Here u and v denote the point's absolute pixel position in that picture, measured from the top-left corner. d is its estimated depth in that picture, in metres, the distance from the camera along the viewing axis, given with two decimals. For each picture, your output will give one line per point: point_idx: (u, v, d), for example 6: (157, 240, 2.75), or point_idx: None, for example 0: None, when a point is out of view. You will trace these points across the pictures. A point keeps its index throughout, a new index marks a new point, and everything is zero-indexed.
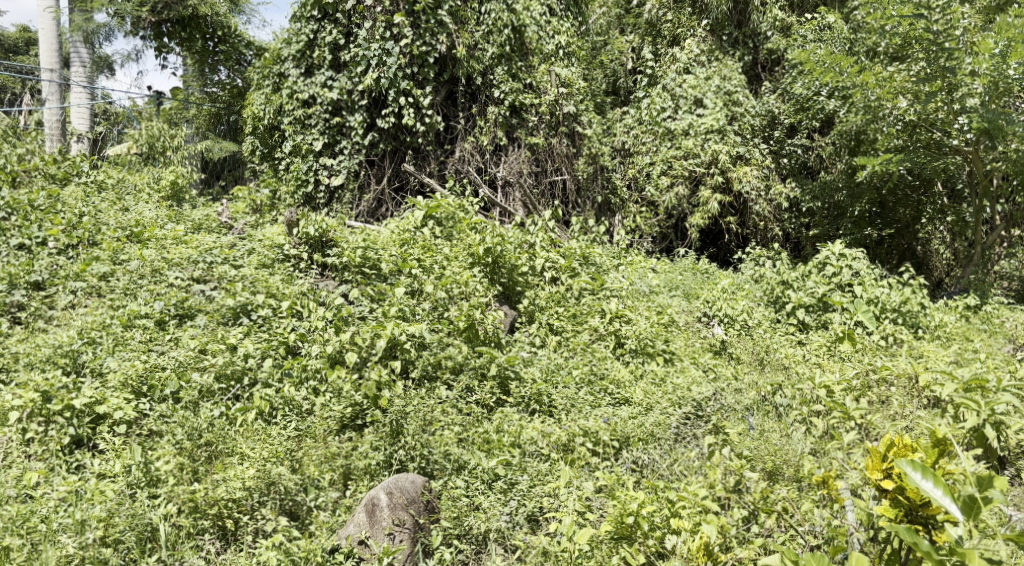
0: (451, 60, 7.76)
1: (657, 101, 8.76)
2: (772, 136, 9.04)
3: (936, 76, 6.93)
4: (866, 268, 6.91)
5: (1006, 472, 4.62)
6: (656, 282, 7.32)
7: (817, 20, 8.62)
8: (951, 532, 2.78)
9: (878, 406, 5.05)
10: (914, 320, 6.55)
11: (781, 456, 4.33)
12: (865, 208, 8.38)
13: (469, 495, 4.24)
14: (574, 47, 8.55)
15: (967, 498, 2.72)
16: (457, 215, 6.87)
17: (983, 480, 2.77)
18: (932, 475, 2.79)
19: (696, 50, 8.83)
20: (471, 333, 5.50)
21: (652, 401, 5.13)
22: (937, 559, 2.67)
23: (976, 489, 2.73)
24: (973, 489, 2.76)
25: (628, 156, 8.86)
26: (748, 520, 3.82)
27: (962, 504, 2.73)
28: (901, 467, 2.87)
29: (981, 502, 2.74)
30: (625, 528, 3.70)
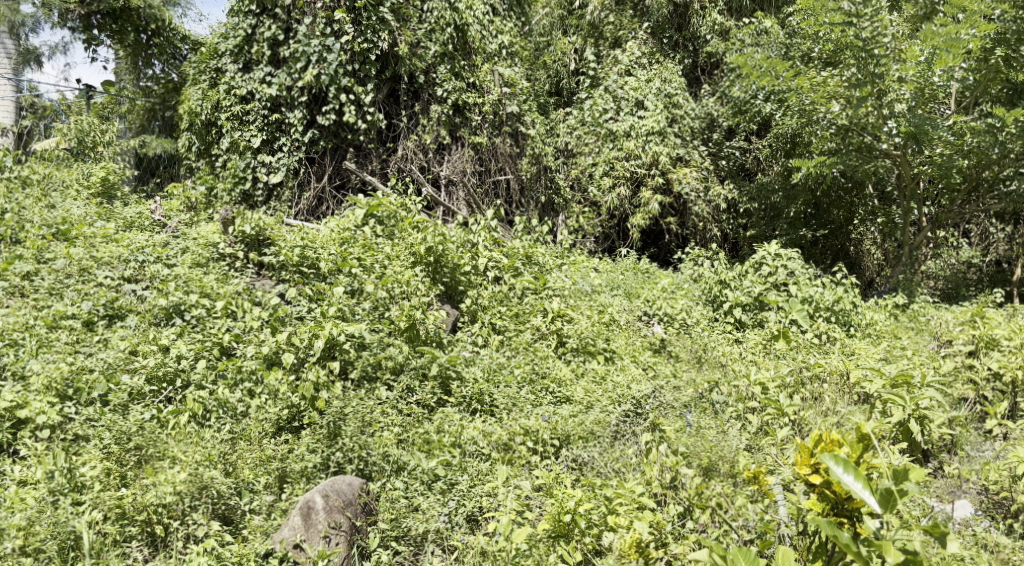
0: (393, 57, 7.67)
1: (600, 102, 8.71)
2: (711, 138, 9.26)
3: (866, 82, 7.03)
4: (801, 268, 7.09)
5: (929, 465, 4.79)
6: (598, 281, 7.35)
7: (754, 25, 8.81)
8: (868, 525, 2.88)
9: (811, 403, 5.19)
10: (846, 318, 6.72)
11: (716, 452, 4.41)
12: (800, 209, 8.65)
13: (408, 496, 4.23)
14: (516, 47, 8.68)
15: (884, 491, 2.84)
16: (398, 214, 6.79)
17: (899, 473, 2.90)
18: (853, 468, 2.89)
19: (638, 52, 8.94)
20: (412, 332, 5.46)
21: (592, 400, 5.18)
22: (855, 551, 2.78)
23: (892, 483, 2.85)
24: (890, 482, 2.87)
25: (571, 157, 8.91)
26: (683, 515, 3.90)
27: (879, 496, 2.85)
28: (825, 462, 2.96)
29: (897, 495, 2.86)
30: (562, 527, 3.73)
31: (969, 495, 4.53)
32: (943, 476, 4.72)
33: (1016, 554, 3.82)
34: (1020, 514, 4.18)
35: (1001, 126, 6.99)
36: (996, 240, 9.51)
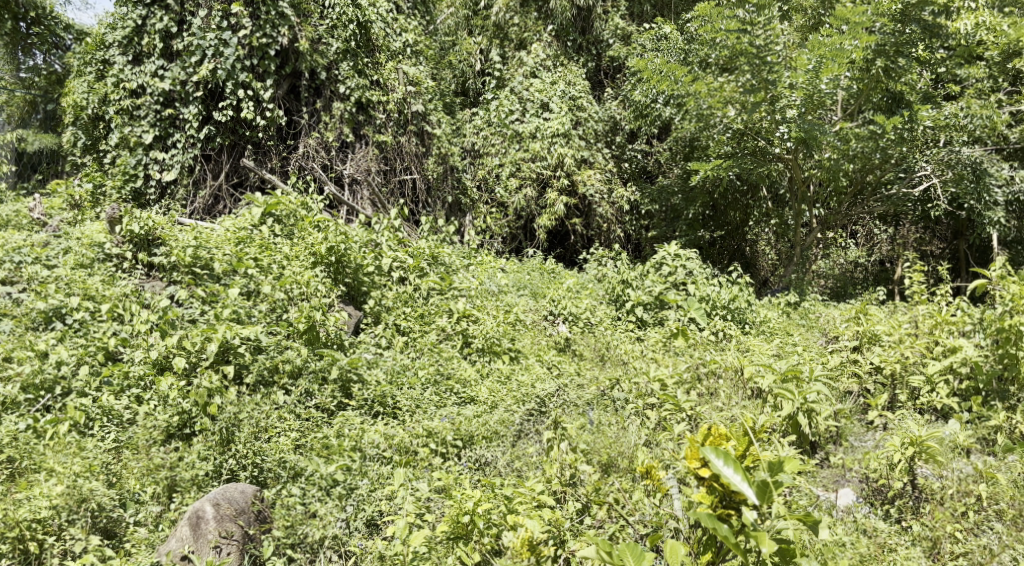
0: (293, 53, 7.53)
1: (505, 103, 8.78)
2: (614, 141, 9.44)
3: (760, 88, 7.38)
4: (698, 268, 7.33)
5: (816, 457, 5.00)
6: (505, 281, 7.37)
7: (655, 30, 9.00)
8: (747, 515, 3.04)
9: (707, 399, 5.34)
10: (741, 316, 7.01)
11: (616, 449, 4.50)
12: (698, 211, 8.93)
13: (305, 503, 4.12)
14: (421, 46, 8.58)
15: (762, 483, 3.00)
16: (298, 213, 6.64)
17: (775, 466, 3.10)
18: (733, 461, 3.01)
19: (543, 55, 9.01)
20: (312, 335, 5.33)
21: (496, 399, 5.17)
22: (735, 543, 2.91)
23: (768, 475, 3.03)
24: (766, 475, 3.05)
25: (478, 157, 8.93)
26: (581, 512, 3.92)
27: (756, 487, 3.01)
28: (705, 455, 3.07)
29: (772, 486, 3.03)
30: (460, 528, 3.71)
31: (852, 484, 4.77)
32: (828, 466, 4.94)
33: (892, 538, 4.03)
34: (895, 499, 4.43)
35: (882, 133, 7.33)
36: (880, 240, 10.00)
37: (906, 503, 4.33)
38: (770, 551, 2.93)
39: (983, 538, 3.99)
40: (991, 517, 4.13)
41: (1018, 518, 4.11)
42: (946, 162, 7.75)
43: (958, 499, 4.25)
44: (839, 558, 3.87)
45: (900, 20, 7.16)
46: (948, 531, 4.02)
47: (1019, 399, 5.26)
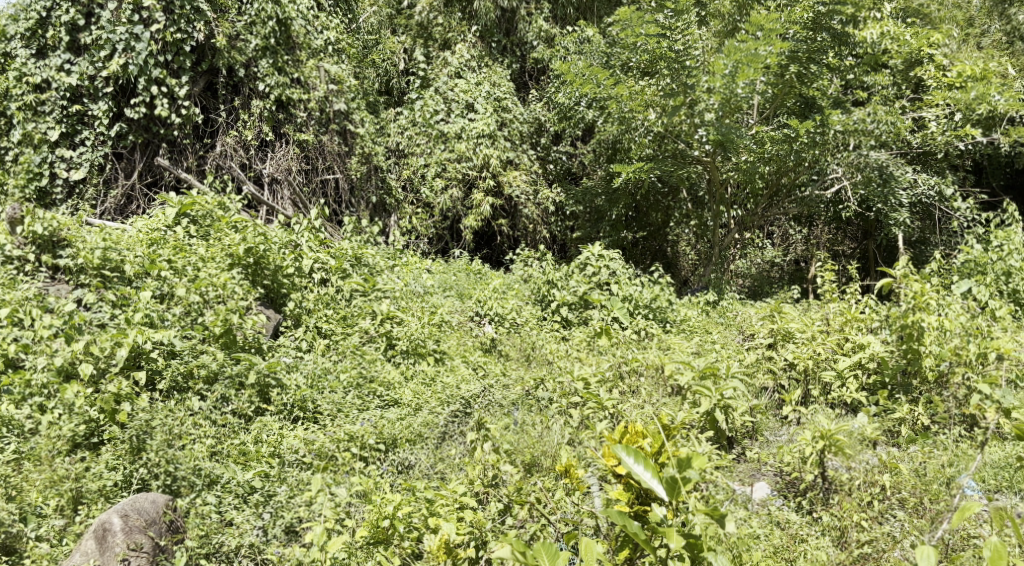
0: (209, 49, 7.32)
1: (430, 103, 8.64)
2: (539, 143, 9.49)
3: (679, 92, 7.55)
4: (622, 268, 7.44)
5: (733, 451, 5.17)
6: (431, 282, 7.32)
7: (578, 33, 9.07)
8: (656, 511, 3.09)
9: (629, 396, 5.42)
10: (662, 315, 7.17)
11: (539, 448, 4.57)
12: (621, 213, 9.11)
13: (220, 511, 4.07)
14: (343, 44, 8.44)
15: (670, 479, 3.07)
16: (215, 214, 6.46)
17: (683, 461, 3.10)
18: (643, 459, 3.09)
19: (467, 55, 8.99)
20: (228, 339, 5.23)
21: (420, 401, 5.14)
22: (643, 539, 2.98)
23: (676, 471, 3.09)
24: (674, 471, 3.10)
25: (402, 157, 8.82)
26: (503, 512, 3.91)
27: (666, 484, 3.08)
28: (618, 453, 3.15)
29: (681, 483, 3.08)
30: (381, 532, 3.71)
31: (767, 477, 4.92)
32: (744, 461, 5.10)
33: (803, 529, 4.17)
34: (807, 491, 4.57)
35: (795, 136, 7.60)
36: (795, 241, 10.37)
37: (816, 495, 4.48)
38: (678, 547, 2.98)
39: (886, 525, 4.17)
40: (894, 505, 4.34)
41: (918, 506, 4.34)
42: (855, 164, 7.98)
43: (864, 489, 4.40)
44: (753, 550, 3.99)
45: (812, 28, 7.57)
46: (855, 521, 4.16)
47: (921, 392, 5.54)
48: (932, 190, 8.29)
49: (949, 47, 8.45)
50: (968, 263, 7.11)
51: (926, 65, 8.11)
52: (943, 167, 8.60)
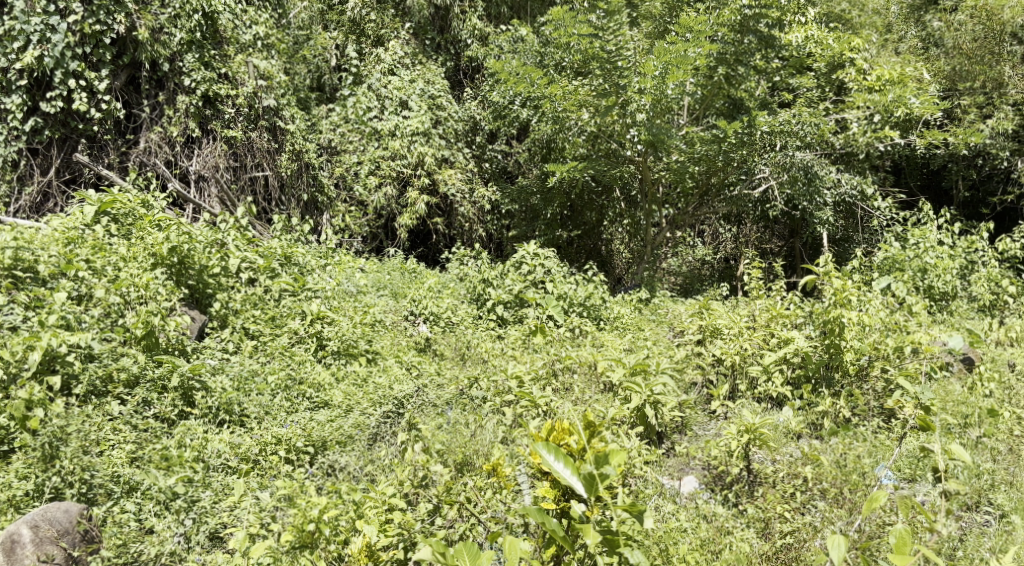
0: (131, 42, 7.09)
1: (363, 100, 8.53)
2: (474, 141, 9.48)
3: (612, 92, 7.63)
4: (556, 267, 7.50)
5: (662, 446, 5.24)
6: (364, 282, 7.23)
7: (512, 32, 9.08)
8: (575, 507, 3.13)
9: (562, 394, 5.46)
10: (596, 312, 7.21)
11: (471, 448, 4.55)
12: (556, 211, 9.21)
13: (140, 519, 3.97)
14: (273, 38, 8.27)
15: (588, 476, 3.11)
16: (137, 212, 6.28)
17: (600, 458, 3.13)
18: (562, 456, 3.12)
19: (401, 52, 8.92)
20: (150, 341, 5.06)
21: (351, 402, 5.07)
22: (561, 536, 3.02)
23: (594, 467, 3.13)
24: (592, 467, 3.13)
25: (335, 154, 8.68)
26: (432, 513, 3.88)
27: (584, 481, 3.12)
28: (539, 451, 3.18)
29: (599, 479, 3.12)
30: (306, 537, 3.64)
31: (695, 471, 4.99)
32: (674, 455, 5.17)
33: (729, 521, 4.26)
34: (733, 484, 4.67)
35: (723, 137, 7.81)
36: (725, 239, 10.57)
37: (741, 488, 4.60)
38: (596, 542, 3.04)
39: (807, 516, 4.28)
40: (815, 495, 4.44)
41: (839, 496, 4.44)
42: (782, 165, 8.18)
43: (787, 481, 4.54)
44: (680, 544, 4.03)
45: (739, 30, 7.65)
46: (777, 512, 4.26)
47: (843, 385, 5.67)
48: (855, 189, 8.53)
49: (868, 52, 8.75)
50: (887, 260, 7.41)
51: (848, 68, 8.42)
52: (865, 167, 8.85)
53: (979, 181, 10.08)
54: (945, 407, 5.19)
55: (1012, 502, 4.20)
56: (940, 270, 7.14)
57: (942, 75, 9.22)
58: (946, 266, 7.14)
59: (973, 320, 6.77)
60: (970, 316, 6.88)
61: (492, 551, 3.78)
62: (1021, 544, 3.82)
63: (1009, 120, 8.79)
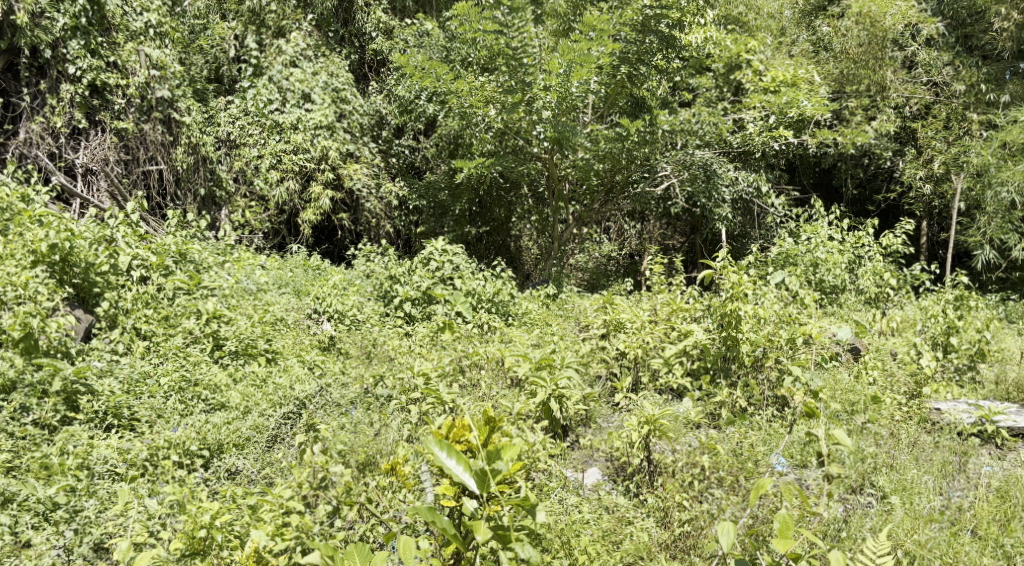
0: (8, 26, 6.62)
1: (263, 92, 8.36)
2: (381, 135, 9.40)
3: (517, 89, 7.70)
4: (464, 262, 7.50)
5: (567, 439, 5.30)
6: (264, 279, 7.05)
7: (417, 26, 8.96)
8: (468, 504, 3.13)
9: (469, 390, 5.44)
10: (504, 308, 7.21)
11: (374, 447, 4.51)
12: (464, 208, 9.12)
13: (16, 532, 3.73)
14: (166, 27, 7.85)
15: (480, 472, 3.12)
16: (15, 206, 5.90)
17: (492, 453, 3.15)
18: (454, 453, 3.12)
19: (303, 44, 8.70)
20: (29, 344, 4.79)
21: (249, 403, 4.92)
22: (454, 533, 3.02)
23: (486, 463, 3.15)
24: (484, 463, 3.15)
25: (234, 148, 8.40)
26: (332, 516, 3.77)
27: (476, 477, 3.13)
28: (432, 448, 3.16)
29: (490, 475, 3.15)
30: (197, 543, 3.56)
31: (598, 463, 5.06)
32: (577, 448, 5.25)
33: (629, 512, 4.34)
34: (633, 474, 4.77)
35: (626, 135, 7.97)
36: (630, 236, 10.82)
37: (641, 478, 4.70)
38: (485, 539, 3.04)
39: (704, 503, 4.37)
40: (712, 484, 4.52)
41: (735, 484, 4.52)
42: (682, 163, 8.62)
43: (686, 471, 4.60)
44: (581, 536, 4.06)
45: (640, 30, 7.72)
46: (675, 501, 4.36)
47: (739, 375, 5.86)
48: (751, 187, 8.86)
49: (763, 54, 9.10)
50: (781, 255, 7.77)
51: (745, 70, 8.78)
52: (761, 165, 9.13)
53: (865, 180, 10.65)
54: (834, 396, 5.43)
55: (892, 484, 4.43)
56: (830, 264, 7.47)
57: (831, 78, 9.65)
58: (835, 261, 7.47)
59: (860, 311, 7.13)
60: (857, 308, 7.23)
61: (390, 551, 3.75)
62: (899, 523, 4.03)
63: (891, 122, 9.36)
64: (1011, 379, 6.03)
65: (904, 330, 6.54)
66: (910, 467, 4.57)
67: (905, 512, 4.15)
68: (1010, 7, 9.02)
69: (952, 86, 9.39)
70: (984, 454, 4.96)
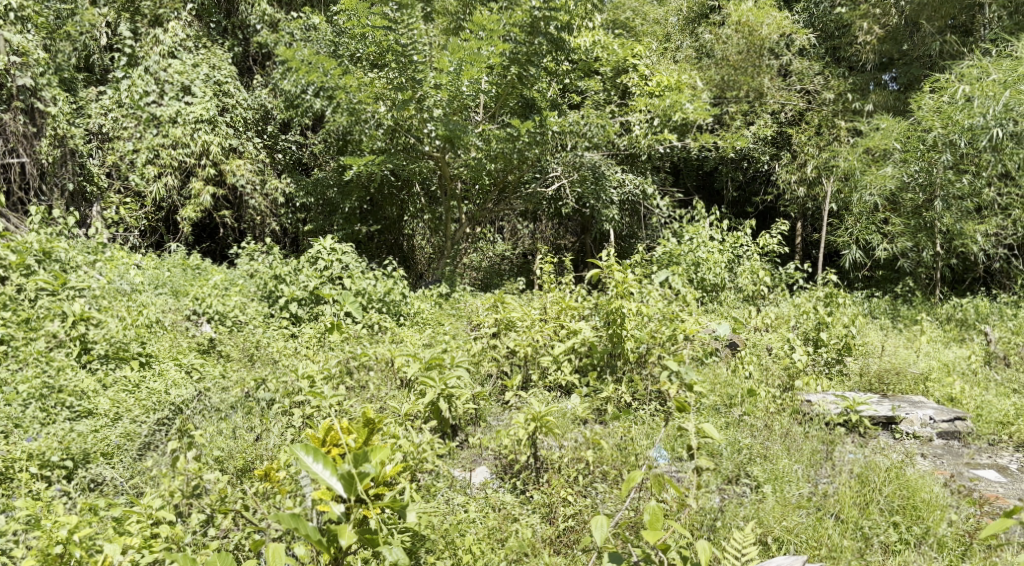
0: None
1: (138, 83, 7.95)
2: (266, 130, 9.09)
3: (407, 86, 7.65)
4: (354, 261, 7.34)
5: (456, 439, 5.26)
6: (139, 279, 6.70)
7: (303, 20, 8.82)
8: (334, 509, 3.10)
9: (357, 392, 5.33)
10: (396, 308, 7.12)
11: (253, 452, 4.31)
12: (354, 206, 8.91)
13: None
14: (29, 11, 7.24)
15: (347, 474, 3.10)
16: None
17: (359, 456, 3.11)
18: (320, 457, 3.08)
19: (182, 34, 8.36)
20: None
21: (119, 410, 4.67)
22: (318, 539, 3.00)
23: (352, 466, 3.11)
24: (350, 466, 3.12)
25: (107, 141, 8.03)
26: (206, 523, 3.66)
27: (342, 480, 3.10)
28: (298, 453, 3.12)
29: (357, 478, 3.11)
30: (53, 560, 3.31)
31: (487, 461, 5.05)
32: (467, 447, 5.23)
33: (516, 508, 4.33)
34: (520, 472, 4.77)
35: (516, 135, 8.00)
36: (522, 236, 11.15)
37: (528, 475, 4.68)
38: (351, 542, 3.06)
39: (588, 498, 4.44)
40: (597, 478, 4.60)
41: (618, 477, 4.62)
42: (572, 164, 8.71)
43: (572, 466, 4.66)
44: (465, 535, 4.05)
45: (529, 32, 7.85)
46: (560, 497, 4.40)
47: (624, 371, 6.00)
48: (637, 189, 9.14)
49: (650, 58, 9.35)
50: (666, 255, 7.98)
51: (631, 74, 8.98)
52: (647, 167, 9.58)
53: (744, 183, 11.15)
54: (714, 390, 5.69)
55: (765, 474, 4.57)
56: (710, 263, 7.74)
57: (712, 84, 10.01)
58: (715, 260, 7.77)
59: (738, 309, 7.43)
60: (735, 305, 7.54)
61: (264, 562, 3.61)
62: (769, 510, 4.18)
63: (767, 127, 9.86)
64: (873, 371, 6.41)
65: (778, 326, 6.83)
66: (782, 456, 4.75)
67: (776, 501, 4.30)
68: (872, 22, 9.66)
69: (822, 95, 9.96)
70: (848, 442, 5.20)
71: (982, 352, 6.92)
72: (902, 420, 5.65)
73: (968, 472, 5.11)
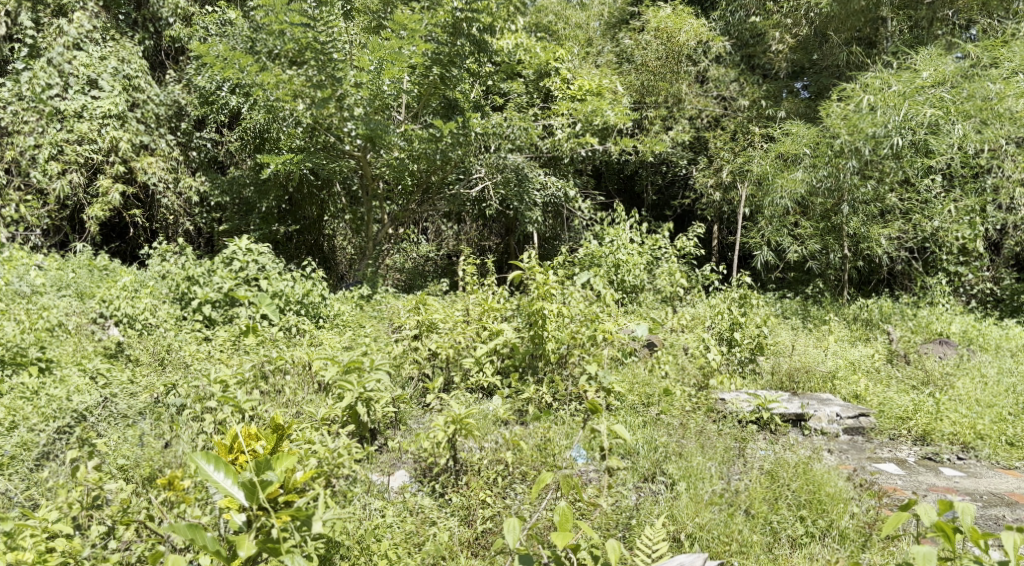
0: None
1: (40, 76, 7.55)
2: (179, 127, 8.86)
3: (326, 83, 7.43)
4: (271, 262, 7.17)
5: (376, 442, 5.14)
6: (40, 280, 6.49)
7: (217, 14, 8.49)
8: (235, 517, 3.04)
9: (272, 395, 5.24)
10: (314, 310, 6.98)
11: (160, 459, 4.15)
12: (272, 205, 8.72)
13: None
14: None
15: (248, 483, 3.02)
16: None
17: (260, 465, 3.04)
18: (220, 465, 3.04)
19: (88, 26, 8.04)
20: None
21: (16, 419, 4.51)
22: (215, 550, 2.92)
23: (254, 475, 3.04)
24: (252, 475, 3.05)
25: (6, 136, 7.61)
26: (107, 535, 3.50)
27: (244, 489, 3.03)
28: (200, 461, 3.09)
29: (258, 487, 3.04)
30: None
31: (406, 464, 5.01)
32: (387, 451, 5.14)
33: (433, 512, 4.31)
34: (440, 474, 4.71)
35: (439, 137, 7.94)
36: (446, 236, 11.09)
37: (447, 478, 4.64)
38: (252, 553, 2.98)
39: (507, 499, 4.43)
40: (515, 479, 4.61)
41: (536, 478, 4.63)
42: (496, 166, 8.70)
43: (491, 468, 4.68)
44: (381, 540, 3.99)
45: (451, 32, 7.78)
46: (479, 498, 4.37)
47: (545, 372, 6.04)
48: (560, 192, 9.20)
49: (571, 63, 9.48)
50: (587, 257, 8.08)
51: (553, 77, 9.10)
52: (569, 170, 9.66)
53: (663, 186, 11.48)
54: (631, 389, 5.78)
55: (680, 472, 4.64)
56: (630, 265, 7.90)
57: (632, 88, 10.21)
58: (635, 261, 7.92)
59: (656, 309, 7.59)
60: (653, 306, 7.70)
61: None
62: (682, 508, 4.26)
63: (685, 132, 10.09)
64: (783, 370, 6.63)
65: (693, 326, 7.00)
66: (696, 454, 4.85)
67: (689, 498, 4.37)
68: (784, 32, 10.00)
69: (737, 101, 10.27)
70: (759, 439, 5.36)
71: (884, 351, 7.20)
72: (810, 417, 5.85)
73: (869, 466, 5.32)
